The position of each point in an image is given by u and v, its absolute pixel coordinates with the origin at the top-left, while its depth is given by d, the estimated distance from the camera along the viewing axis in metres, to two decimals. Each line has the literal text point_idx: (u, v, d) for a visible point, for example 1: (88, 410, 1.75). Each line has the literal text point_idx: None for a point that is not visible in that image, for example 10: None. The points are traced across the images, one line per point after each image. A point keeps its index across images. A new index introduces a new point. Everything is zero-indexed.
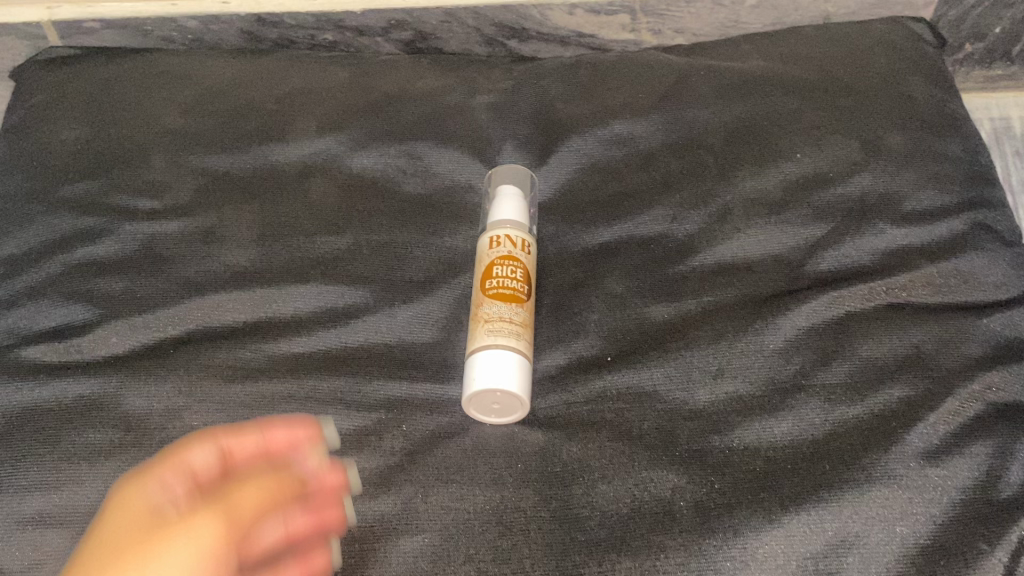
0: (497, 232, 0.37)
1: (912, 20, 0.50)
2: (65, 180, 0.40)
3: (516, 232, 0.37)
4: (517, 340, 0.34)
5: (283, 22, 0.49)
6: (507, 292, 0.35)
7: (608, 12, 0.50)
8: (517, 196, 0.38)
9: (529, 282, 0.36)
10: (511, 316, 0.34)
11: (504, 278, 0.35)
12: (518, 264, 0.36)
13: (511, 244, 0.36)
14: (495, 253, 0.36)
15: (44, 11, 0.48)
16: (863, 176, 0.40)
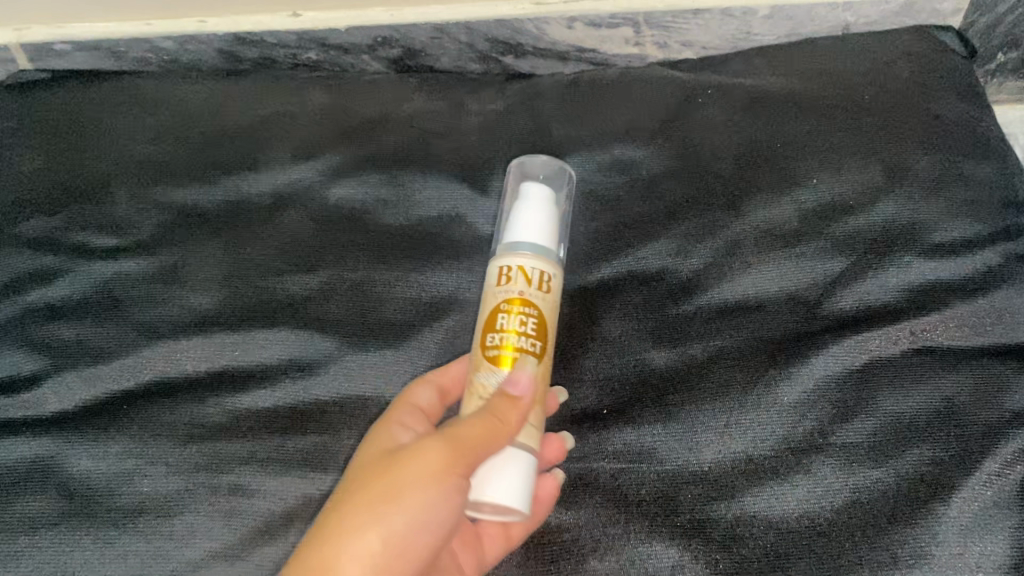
0: (509, 262, 0.31)
1: (937, 31, 0.46)
2: (22, 214, 0.38)
3: (539, 262, 0.31)
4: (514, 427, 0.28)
5: (264, 41, 0.46)
6: (510, 356, 0.29)
7: (609, 25, 0.47)
8: (544, 202, 0.32)
9: (541, 334, 0.30)
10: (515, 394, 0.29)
11: (508, 335, 0.29)
12: (528, 310, 0.30)
13: (525, 280, 0.30)
14: (502, 292, 0.30)
15: (12, 33, 0.46)
16: (887, 203, 0.37)
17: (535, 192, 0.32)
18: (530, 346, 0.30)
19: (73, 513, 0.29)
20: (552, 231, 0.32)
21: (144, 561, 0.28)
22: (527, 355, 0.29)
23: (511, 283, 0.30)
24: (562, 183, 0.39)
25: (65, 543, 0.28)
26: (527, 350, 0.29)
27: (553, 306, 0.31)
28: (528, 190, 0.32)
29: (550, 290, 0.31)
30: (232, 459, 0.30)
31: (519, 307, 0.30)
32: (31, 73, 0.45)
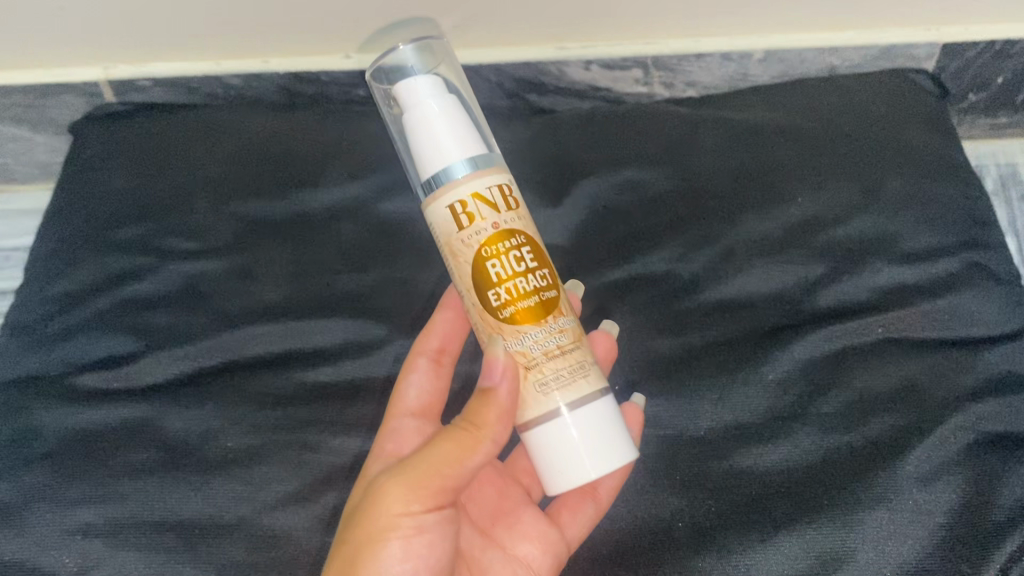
0: (458, 196, 0.32)
1: (914, 73, 0.52)
2: (117, 224, 0.44)
3: (489, 180, 0.33)
4: (580, 380, 0.33)
5: (320, 79, 0.53)
6: (537, 303, 0.32)
7: (621, 67, 0.53)
8: (446, 100, 0.34)
9: (541, 259, 0.33)
10: (559, 343, 0.33)
11: (520, 283, 0.32)
12: (516, 244, 0.32)
13: (486, 208, 0.32)
14: (475, 236, 0.32)
15: (100, 71, 0.52)
16: (863, 218, 0.42)
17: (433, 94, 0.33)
18: (542, 278, 0.33)
19: (169, 463, 0.34)
20: (469, 126, 0.34)
21: (232, 502, 0.33)
22: (547, 291, 0.33)
23: (479, 221, 0.32)
24: (446, 73, 0.42)
25: (163, 486, 0.34)
26: (534, 279, 0.32)
27: (521, 214, 0.33)
28: (421, 94, 0.33)
29: (515, 203, 0.33)
30: (303, 423, 0.36)
31: (506, 246, 0.32)
32: (116, 106, 0.52)
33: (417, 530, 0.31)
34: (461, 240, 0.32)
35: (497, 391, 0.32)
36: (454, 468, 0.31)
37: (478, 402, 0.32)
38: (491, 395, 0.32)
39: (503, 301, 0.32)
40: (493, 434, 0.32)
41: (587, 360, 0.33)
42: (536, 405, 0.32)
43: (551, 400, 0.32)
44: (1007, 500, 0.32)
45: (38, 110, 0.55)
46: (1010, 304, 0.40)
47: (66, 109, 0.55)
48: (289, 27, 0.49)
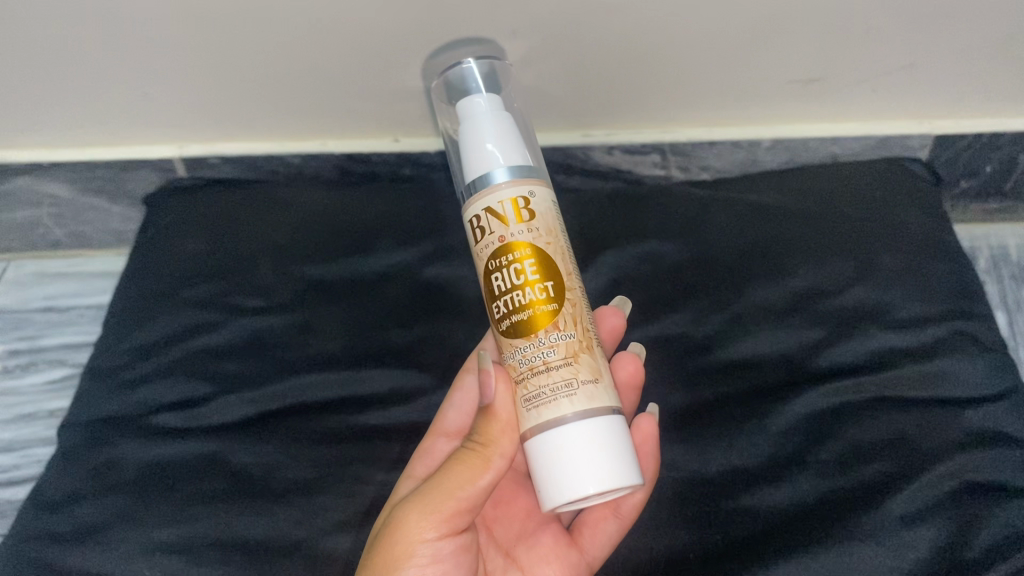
0: (479, 207, 0.35)
1: (910, 160, 0.58)
2: (189, 284, 0.50)
3: (502, 194, 0.35)
4: (562, 400, 0.34)
5: (371, 159, 0.59)
6: (529, 317, 0.35)
7: (641, 152, 0.60)
8: (494, 113, 0.37)
9: (547, 271, 0.35)
10: (545, 359, 0.35)
11: (516, 296, 0.35)
12: (518, 256, 0.35)
13: (499, 220, 0.35)
14: (486, 247, 0.35)
15: (175, 149, 0.59)
16: (856, 289, 0.47)
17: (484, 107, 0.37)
18: (542, 291, 0.35)
19: (237, 491, 0.40)
20: (513, 138, 0.36)
21: (291, 524, 0.39)
22: (547, 305, 0.35)
23: (487, 235, 0.35)
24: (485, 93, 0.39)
25: (231, 512, 0.39)
26: (529, 294, 0.35)
27: (539, 225, 0.35)
28: (471, 108, 0.37)
29: (531, 215, 0.35)
30: (351, 459, 0.41)
31: (507, 259, 0.35)
32: (188, 181, 0.58)
33: (431, 554, 0.35)
34: (478, 250, 0.36)
35: (495, 406, 0.36)
36: (461, 491, 0.35)
37: (481, 422, 0.36)
38: (494, 411, 0.36)
39: (504, 313, 0.35)
40: (499, 451, 0.35)
41: (578, 378, 0.34)
42: (526, 421, 0.35)
43: (532, 417, 0.35)
44: (982, 540, 0.36)
45: (117, 183, 0.61)
46: (995, 367, 0.43)
47: (142, 183, 0.61)
48: (347, 115, 0.55)
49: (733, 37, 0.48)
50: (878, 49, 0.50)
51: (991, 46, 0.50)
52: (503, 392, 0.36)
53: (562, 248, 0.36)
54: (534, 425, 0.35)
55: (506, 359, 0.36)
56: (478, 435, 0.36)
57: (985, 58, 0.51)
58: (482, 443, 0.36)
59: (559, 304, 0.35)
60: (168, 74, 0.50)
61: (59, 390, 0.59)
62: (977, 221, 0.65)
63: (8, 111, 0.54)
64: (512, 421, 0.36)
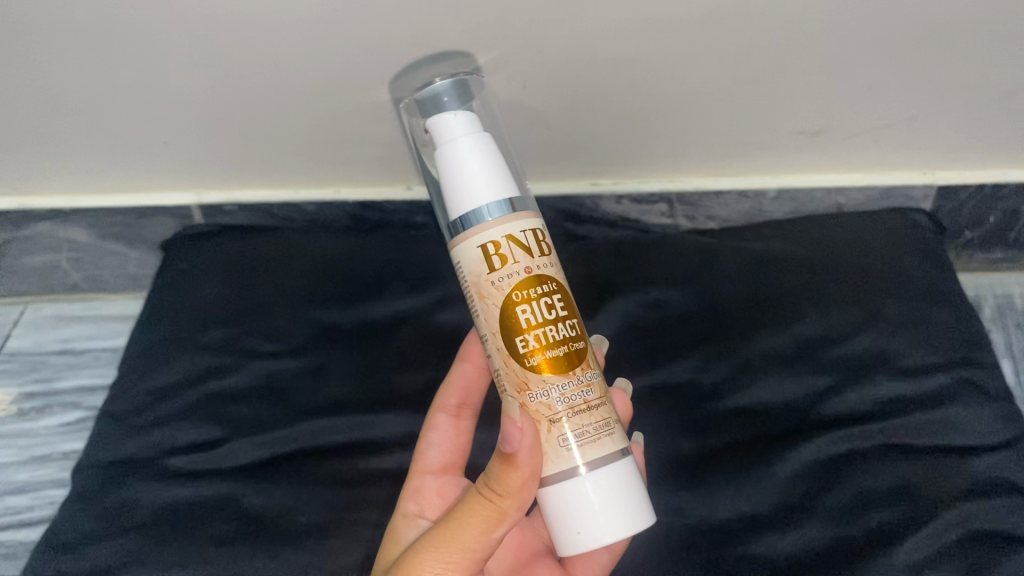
0: (497, 235, 0.35)
1: (914, 211, 0.58)
2: (205, 328, 0.51)
3: (522, 225, 0.36)
4: (603, 438, 0.36)
5: (384, 207, 0.61)
6: (564, 352, 0.36)
7: (649, 201, 0.61)
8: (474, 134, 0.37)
9: (568, 309, 0.37)
10: (585, 398, 0.36)
11: (549, 330, 0.35)
12: (546, 290, 0.36)
13: (524, 249, 0.36)
14: (509, 277, 0.35)
15: (193, 196, 0.60)
16: (863, 337, 0.48)
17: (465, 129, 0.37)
18: (569, 326, 0.36)
19: (250, 534, 0.40)
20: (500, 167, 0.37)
21: (303, 568, 0.39)
22: (575, 342, 0.36)
23: (512, 264, 0.35)
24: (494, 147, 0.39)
25: (244, 555, 0.39)
26: (559, 328, 0.36)
27: (552, 259, 0.37)
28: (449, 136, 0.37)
29: (545, 249, 0.37)
30: (363, 503, 0.42)
31: (537, 292, 0.35)
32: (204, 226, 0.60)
33: None
34: (492, 281, 0.35)
35: (517, 460, 0.34)
36: (479, 543, 0.34)
37: (501, 473, 0.34)
38: (515, 465, 0.34)
39: (533, 347, 0.35)
40: (516, 503, 0.35)
41: (612, 418, 0.37)
42: (559, 462, 0.35)
43: (568, 459, 0.35)
44: None
45: (135, 230, 0.62)
46: (1002, 417, 0.44)
47: (160, 229, 0.62)
48: (361, 163, 0.57)
49: (738, 91, 0.50)
50: (880, 102, 0.51)
51: (991, 101, 0.51)
52: (529, 444, 0.34)
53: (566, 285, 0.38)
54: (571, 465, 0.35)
55: (536, 397, 0.35)
56: (496, 483, 0.35)
57: (985, 112, 0.52)
58: (499, 493, 0.35)
59: (582, 339, 0.37)
60: (188, 122, 0.51)
61: (74, 433, 0.60)
62: (982, 270, 0.65)
63: (32, 159, 0.55)
64: (533, 471, 0.34)
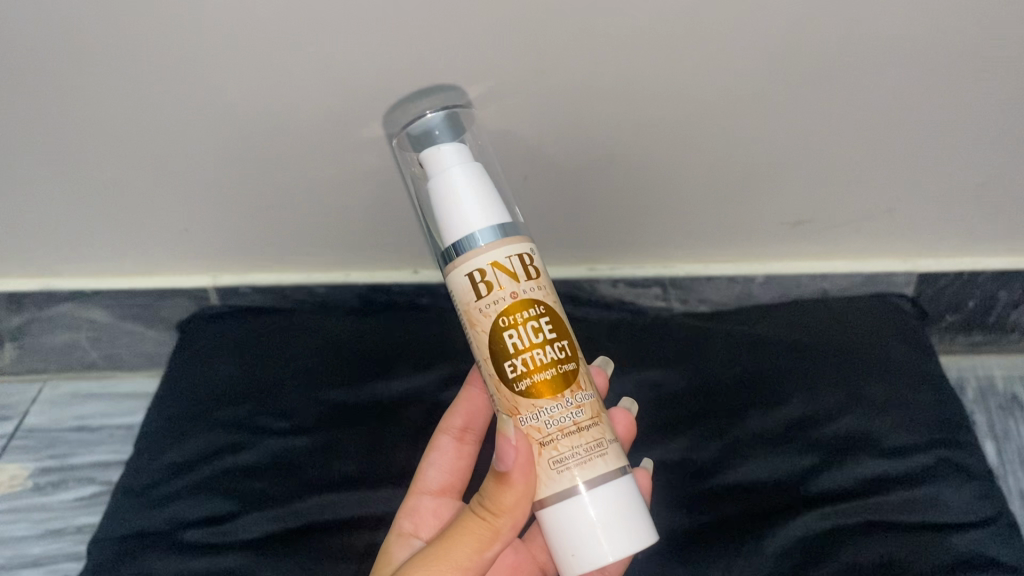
0: (485, 263, 0.35)
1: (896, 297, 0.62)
2: (219, 406, 0.53)
3: (510, 252, 0.35)
4: (596, 459, 0.35)
5: (391, 290, 0.64)
6: (553, 375, 0.35)
7: (643, 284, 0.64)
8: (461, 165, 0.36)
9: (559, 331, 0.36)
10: (575, 420, 0.36)
11: (536, 354, 0.35)
12: (533, 314, 0.35)
13: (510, 276, 0.35)
14: (496, 304, 0.35)
15: (209, 278, 0.63)
16: (848, 417, 0.50)
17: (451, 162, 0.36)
18: (558, 349, 0.36)
19: None
20: (488, 190, 0.36)
21: None
22: (565, 363, 0.36)
23: (498, 290, 0.35)
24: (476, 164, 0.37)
25: None
26: (547, 352, 0.35)
27: (543, 283, 0.36)
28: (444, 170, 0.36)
29: (536, 274, 0.36)
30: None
31: (523, 317, 0.35)
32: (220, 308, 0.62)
33: None
34: (480, 308, 0.35)
35: (512, 477, 0.35)
36: (471, 562, 0.35)
37: (496, 491, 0.36)
38: (510, 482, 0.35)
39: (520, 372, 0.35)
40: (509, 522, 0.36)
41: (604, 438, 0.36)
42: (550, 484, 0.35)
43: (563, 479, 0.35)
44: None
45: (153, 311, 0.65)
46: (982, 495, 0.46)
47: (177, 310, 0.65)
48: (372, 248, 0.60)
49: (727, 181, 0.53)
50: (861, 194, 0.55)
51: (961, 193, 0.54)
52: (523, 461, 0.35)
53: (562, 309, 0.37)
54: (562, 489, 0.35)
55: (526, 421, 0.35)
56: (489, 501, 0.36)
57: (957, 204, 0.56)
58: (493, 512, 0.36)
59: (574, 361, 0.36)
60: (213, 208, 0.55)
61: (88, 507, 0.61)
62: (963, 353, 0.68)
63: (60, 243, 0.58)
64: (527, 489, 0.36)
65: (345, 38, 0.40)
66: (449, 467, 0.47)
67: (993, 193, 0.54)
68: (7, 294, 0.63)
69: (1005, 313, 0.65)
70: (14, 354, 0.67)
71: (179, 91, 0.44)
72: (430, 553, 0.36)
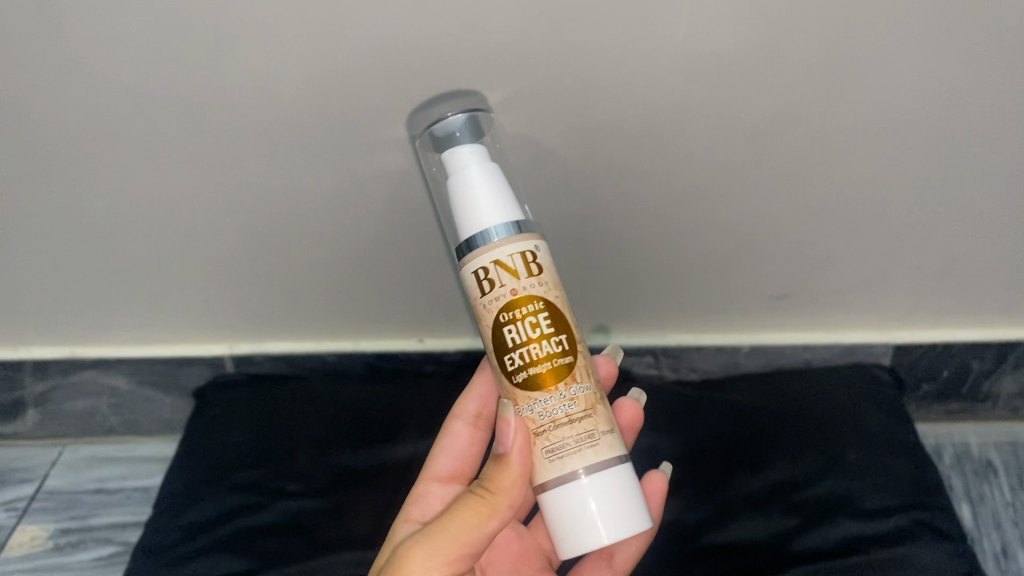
0: (488, 260, 0.36)
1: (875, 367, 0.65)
2: (236, 468, 0.56)
3: (511, 250, 0.36)
4: (584, 451, 0.36)
5: (399, 358, 0.67)
6: (549, 369, 0.37)
7: (637, 352, 0.68)
8: (481, 168, 0.38)
9: (559, 325, 0.37)
10: (567, 411, 0.37)
11: (534, 349, 0.36)
12: (533, 310, 0.36)
13: (510, 273, 0.36)
14: (497, 300, 0.36)
15: (226, 347, 0.67)
16: (828, 481, 0.53)
17: (472, 164, 0.38)
18: (557, 344, 0.37)
19: None
20: (505, 194, 0.37)
21: None
22: (563, 357, 0.37)
23: (499, 287, 0.36)
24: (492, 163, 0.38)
25: None
26: (546, 347, 0.36)
27: (547, 279, 0.37)
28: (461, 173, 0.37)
29: (539, 270, 0.37)
30: None
31: (523, 313, 0.36)
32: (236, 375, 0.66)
33: None
34: (483, 304, 0.37)
35: (510, 459, 0.37)
36: (469, 536, 0.38)
37: (495, 472, 0.38)
38: (508, 464, 0.38)
39: (517, 365, 0.37)
40: (507, 501, 0.38)
41: (597, 430, 0.37)
42: (544, 470, 0.37)
43: (554, 468, 0.37)
44: None
45: (172, 378, 0.69)
46: (953, 554, 0.49)
47: (194, 377, 0.69)
48: (383, 318, 0.64)
49: (714, 259, 0.57)
50: (838, 272, 0.59)
51: (932, 271, 0.59)
52: (520, 445, 0.37)
53: (568, 304, 0.38)
54: (555, 476, 0.37)
55: (522, 411, 0.37)
56: (489, 482, 0.39)
57: (928, 280, 0.60)
58: (492, 491, 0.38)
59: (574, 356, 0.37)
60: (234, 285, 0.59)
61: (105, 568, 0.64)
62: (941, 421, 0.72)
63: (88, 314, 0.62)
64: (524, 472, 0.38)
65: (369, 139, 0.44)
66: (458, 454, 0.50)
67: (961, 271, 0.59)
68: (34, 361, 0.66)
69: (979, 383, 0.69)
70: (37, 419, 0.71)
71: (212, 181, 0.48)
72: (434, 528, 0.38)
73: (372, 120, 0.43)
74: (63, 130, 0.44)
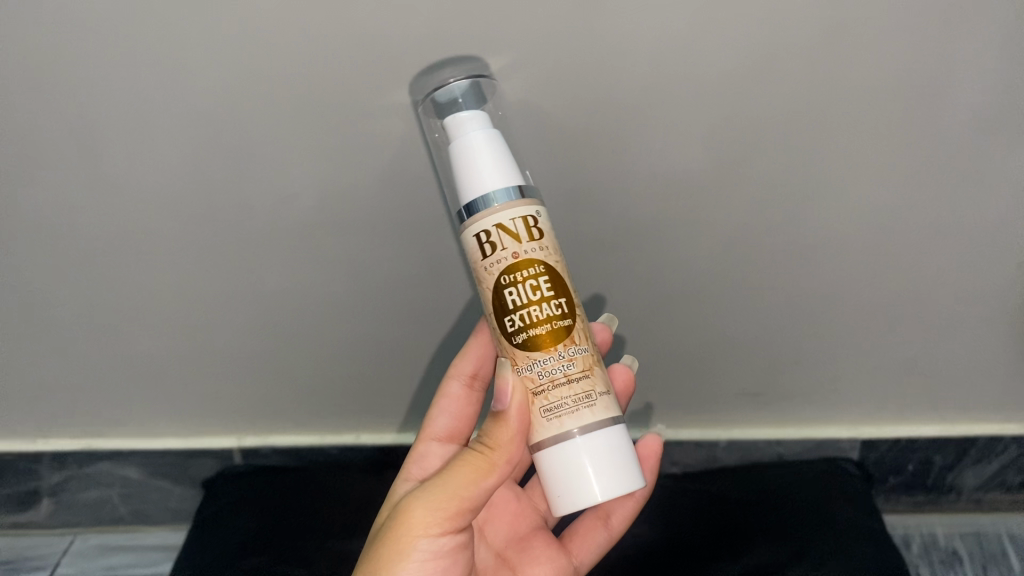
0: (489, 223, 0.36)
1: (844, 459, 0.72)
2: (245, 554, 0.60)
3: (513, 212, 0.36)
4: (582, 411, 0.37)
5: (398, 449, 0.72)
6: (549, 330, 0.37)
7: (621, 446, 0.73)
8: (479, 128, 0.37)
9: (558, 288, 0.37)
10: (565, 372, 0.37)
11: (534, 311, 0.36)
12: (534, 273, 0.36)
13: (512, 236, 0.36)
14: (498, 264, 0.36)
15: (235, 440, 0.71)
16: (798, 568, 0.57)
17: (469, 125, 0.36)
18: (556, 306, 0.37)
19: None
20: (505, 154, 0.36)
21: None
22: (562, 320, 0.37)
23: (500, 250, 0.36)
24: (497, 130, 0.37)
25: None
26: (546, 309, 0.37)
27: (547, 242, 0.37)
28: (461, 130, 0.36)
29: (540, 234, 0.36)
30: None
31: (523, 275, 0.36)
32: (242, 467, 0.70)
33: (434, 550, 0.38)
34: (484, 267, 0.36)
35: (508, 414, 0.38)
36: (469, 489, 0.38)
37: (492, 427, 0.38)
38: (504, 419, 0.38)
39: (517, 327, 0.37)
40: (505, 456, 0.38)
41: (594, 390, 0.37)
42: (542, 430, 0.38)
43: (552, 427, 0.37)
44: None
45: (182, 469, 0.73)
46: None
47: (203, 468, 0.73)
48: (386, 412, 0.68)
49: (692, 357, 0.63)
50: (807, 372, 0.64)
51: (891, 370, 0.64)
52: (519, 403, 0.37)
53: (566, 265, 0.38)
54: (551, 434, 0.37)
55: (522, 371, 0.37)
56: (486, 437, 0.39)
57: (888, 379, 0.65)
58: (490, 446, 0.38)
59: (573, 320, 0.37)
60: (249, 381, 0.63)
61: None
62: (907, 510, 0.77)
63: (106, 407, 0.66)
64: (523, 428, 0.38)
65: (373, 260, 0.49)
66: (457, 414, 0.51)
67: (920, 371, 0.64)
68: (51, 453, 0.70)
69: (941, 476, 0.73)
70: (51, 508, 0.75)
71: (239, 293, 0.53)
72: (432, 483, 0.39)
73: (377, 243, 0.48)
74: (106, 252, 0.49)
